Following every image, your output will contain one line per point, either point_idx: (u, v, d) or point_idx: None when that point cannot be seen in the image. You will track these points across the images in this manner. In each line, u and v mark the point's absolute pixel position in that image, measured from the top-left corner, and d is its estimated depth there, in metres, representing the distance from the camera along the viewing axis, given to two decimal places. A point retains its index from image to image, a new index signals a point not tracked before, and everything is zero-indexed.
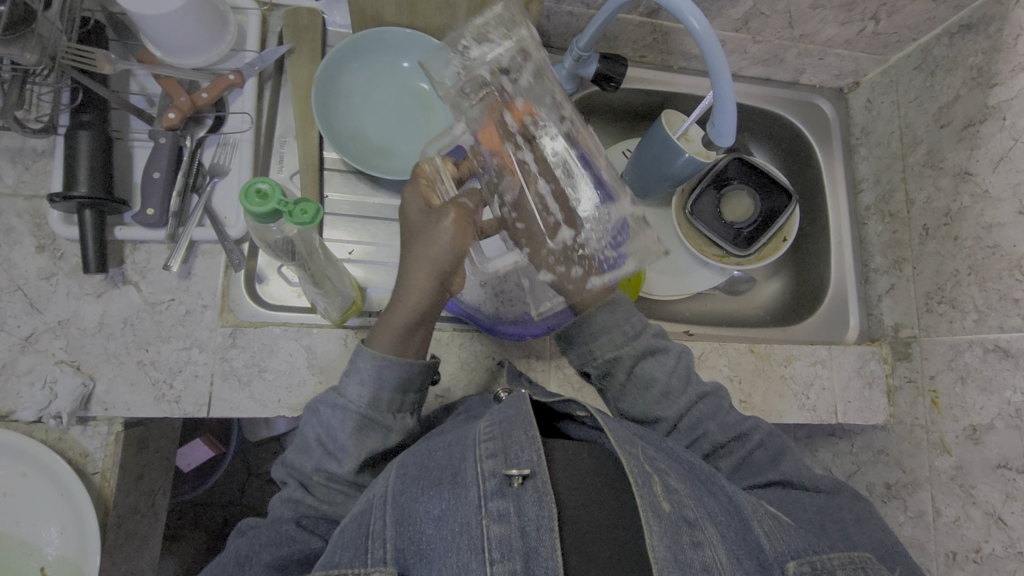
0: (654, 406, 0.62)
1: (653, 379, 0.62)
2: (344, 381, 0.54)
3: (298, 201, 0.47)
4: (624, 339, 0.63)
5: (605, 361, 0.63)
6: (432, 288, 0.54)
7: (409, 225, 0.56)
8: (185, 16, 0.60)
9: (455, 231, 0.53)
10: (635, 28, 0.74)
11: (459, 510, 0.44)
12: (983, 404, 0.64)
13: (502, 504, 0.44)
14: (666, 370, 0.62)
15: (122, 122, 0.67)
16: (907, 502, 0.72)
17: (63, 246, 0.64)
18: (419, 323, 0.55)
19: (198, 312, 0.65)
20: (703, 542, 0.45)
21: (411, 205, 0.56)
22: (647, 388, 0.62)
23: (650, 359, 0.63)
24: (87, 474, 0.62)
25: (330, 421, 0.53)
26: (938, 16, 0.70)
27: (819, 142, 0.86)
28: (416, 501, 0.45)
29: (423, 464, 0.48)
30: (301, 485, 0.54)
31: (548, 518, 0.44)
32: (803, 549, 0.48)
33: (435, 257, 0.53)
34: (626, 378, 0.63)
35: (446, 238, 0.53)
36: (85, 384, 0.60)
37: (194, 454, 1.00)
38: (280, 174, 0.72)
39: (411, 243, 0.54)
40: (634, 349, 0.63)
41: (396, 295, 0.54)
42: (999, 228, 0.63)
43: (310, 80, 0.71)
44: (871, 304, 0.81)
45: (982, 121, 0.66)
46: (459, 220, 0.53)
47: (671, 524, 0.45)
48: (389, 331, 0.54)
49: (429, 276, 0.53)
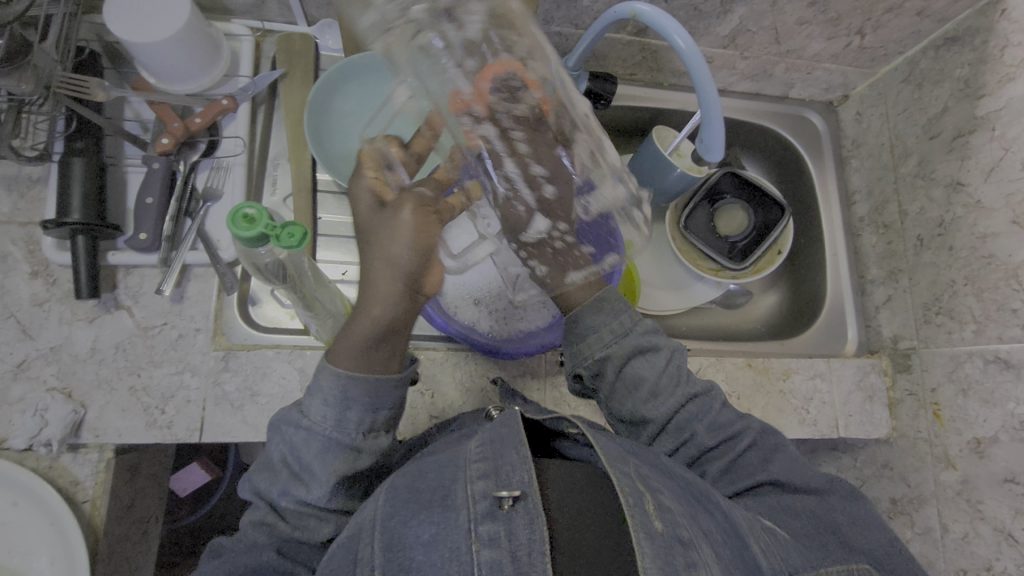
0: (642, 406, 0.61)
1: (642, 377, 0.62)
2: (309, 401, 0.52)
3: (286, 224, 0.46)
4: (612, 338, 0.63)
5: (595, 361, 0.63)
6: (399, 288, 0.54)
7: (366, 225, 0.55)
8: (179, 44, 0.61)
9: (416, 225, 0.54)
10: (624, 47, 0.74)
11: (450, 534, 0.43)
12: (986, 416, 0.63)
13: (493, 527, 0.43)
14: (656, 369, 0.62)
15: (116, 149, 0.67)
16: (915, 518, 0.70)
17: (57, 272, 0.64)
18: (385, 331, 0.53)
19: (191, 336, 0.64)
20: (698, 563, 0.43)
21: (363, 203, 0.56)
22: (636, 388, 0.62)
23: (640, 358, 0.63)
24: (77, 503, 0.61)
25: (292, 441, 0.52)
26: (923, 30, 0.71)
27: (810, 154, 0.86)
28: (405, 526, 0.44)
29: (414, 487, 0.47)
30: (272, 508, 0.53)
31: (540, 541, 0.42)
32: (801, 567, 0.49)
33: (399, 260, 0.53)
34: (614, 378, 0.63)
35: (406, 234, 0.53)
36: (77, 411, 0.60)
37: (191, 478, 1.02)
38: (274, 197, 0.72)
39: (370, 243, 0.54)
40: (624, 348, 0.63)
41: (359, 308, 0.54)
42: (993, 238, 0.63)
43: (302, 103, 0.72)
44: (868, 315, 0.80)
45: (971, 132, 0.66)
46: (417, 214, 0.54)
47: (663, 544, 0.43)
48: (350, 346, 0.52)
49: (396, 277, 0.54)
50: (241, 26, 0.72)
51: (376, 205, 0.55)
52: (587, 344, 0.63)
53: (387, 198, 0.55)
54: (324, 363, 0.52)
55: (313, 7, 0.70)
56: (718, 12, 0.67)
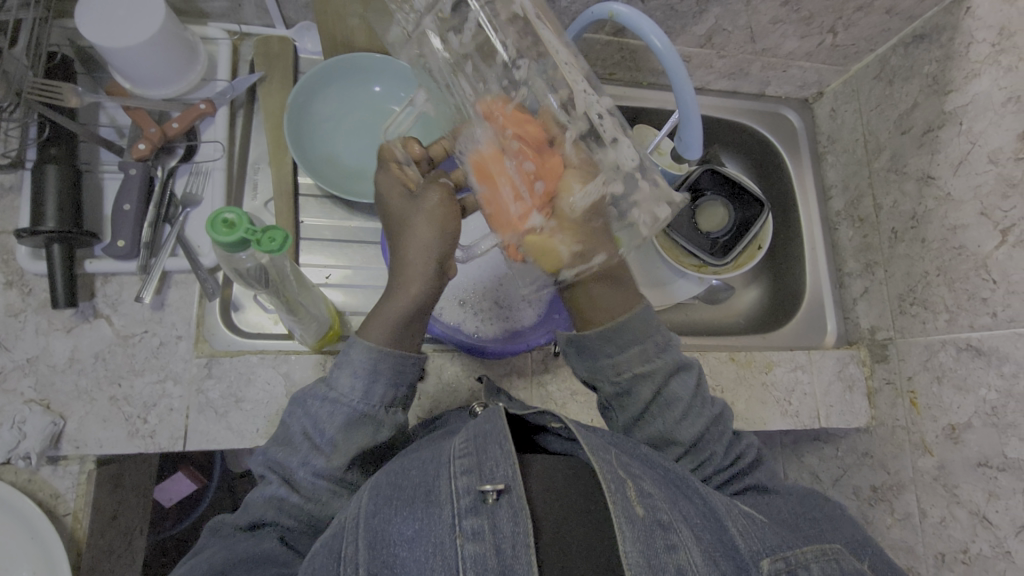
0: (676, 427, 0.59)
1: (676, 398, 0.60)
2: (336, 373, 0.52)
3: (266, 229, 0.46)
4: (653, 354, 0.61)
5: (630, 378, 0.60)
6: (433, 275, 0.54)
7: (396, 215, 0.56)
8: (154, 48, 0.60)
9: (444, 209, 0.54)
10: (603, 47, 0.75)
11: (433, 529, 0.44)
12: (960, 403, 0.64)
13: (476, 521, 0.44)
14: (689, 391, 0.60)
15: (91, 154, 0.66)
16: (894, 504, 0.72)
17: (32, 282, 0.63)
18: (417, 317, 0.54)
19: (173, 343, 0.64)
20: (677, 545, 0.45)
21: (390, 191, 0.57)
22: (669, 406, 0.59)
23: (675, 378, 0.61)
24: (59, 516, 0.60)
25: (317, 413, 0.52)
26: (892, 28, 0.72)
27: (788, 151, 0.88)
28: (389, 523, 0.44)
29: (396, 483, 0.47)
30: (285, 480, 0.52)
31: (524, 534, 0.43)
32: (779, 545, 0.48)
33: (430, 243, 0.53)
34: (650, 399, 0.60)
35: (438, 217, 0.54)
36: (56, 422, 0.59)
37: (176, 487, 1.01)
38: (254, 201, 0.72)
39: (403, 228, 0.55)
40: (664, 365, 0.60)
41: (392, 291, 0.54)
42: (963, 230, 0.65)
43: (282, 107, 0.71)
44: (846, 308, 0.82)
45: (940, 127, 0.68)
46: (445, 198, 0.55)
47: (644, 529, 0.45)
48: (384, 326, 0.53)
49: (428, 262, 0.53)
50: (219, 30, 0.71)
51: (405, 191, 0.56)
52: (622, 360, 0.60)
53: (414, 187, 0.56)
54: (357, 337, 0.53)
55: (291, 9, 0.70)
56: (694, 12, 0.68)
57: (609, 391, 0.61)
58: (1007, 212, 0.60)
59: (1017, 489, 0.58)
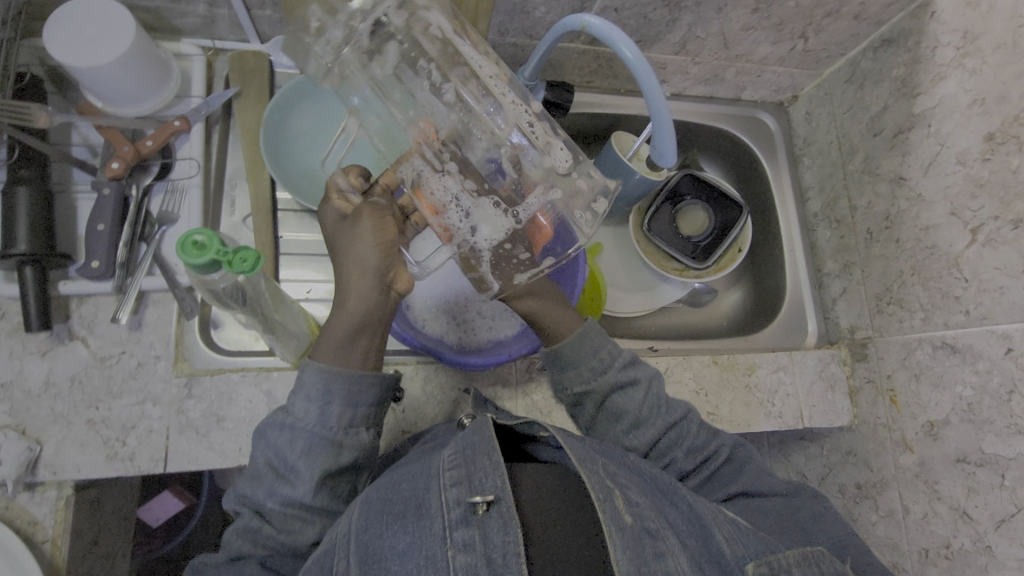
0: (625, 438, 0.62)
1: (624, 409, 0.61)
2: (293, 400, 0.52)
3: (238, 249, 0.45)
4: (591, 375, 0.61)
5: (573, 394, 0.62)
6: (369, 289, 0.53)
7: (333, 241, 0.57)
8: (125, 67, 0.60)
9: (375, 227, 0.54)
10: (579, 56, 0.76)
11: (424, 543, 0.43)
12: (937, 400, 0.65)
13: (467, 532, 0.43)
14: (637, 402, 0.61)
15: (64, 175, 0.65)
16: (878, 501, 0.73)
17: (4, 305, 0.61)
18: (360, 331, 0.53)
19: (151, 364, 0.63)
20: (665, 553, 0.45)
21: (327, 217, 0.57)
22: (617, 418, 0.62)
23: (619, 392, 0.62)
24: (37, 543, 0.59)
25: (278, 443, 0.51)
26: (862, 32, 0.74)
27: (766, 155, 0.89)
28: (381, 538, 0.44)
29: (387, 497, 0.47)
30: (257, 513, 0.51)
31: (515, 543, 0.43)
32: (763, 551, 0.49)
33: (364, 261, 0.53)
34: (595, 412, 0.63)
35: (367, 235, 0.54)
36: (32, 448, 0.58)
37: (163, 507, 0.99)
38: (232, 218, 0.71)
39: (338, 253, 0.55)
40: (602, 385, 0.61)
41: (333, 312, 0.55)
42: (935, 230, 0.66)
43: (258, 122, 0.71)
44: (826, 308, 0.83)
45: (910, 129, 0.69)
46: (376, 216, 0.55)
47: (633, 536, 0.45)
48: (330, 344, 0.53)
49: (363, 279, 0.53)
50: (191, 45, 0.70)
51: (338, 215, 0.57)
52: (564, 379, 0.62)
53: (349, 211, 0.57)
54: (308, 362, 0.53)
55: (265, 24, 0.70)
56: (667, 20, 0.69)
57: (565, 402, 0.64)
58: (976, 211, 0.61)
59: (994, 484, 0.59)
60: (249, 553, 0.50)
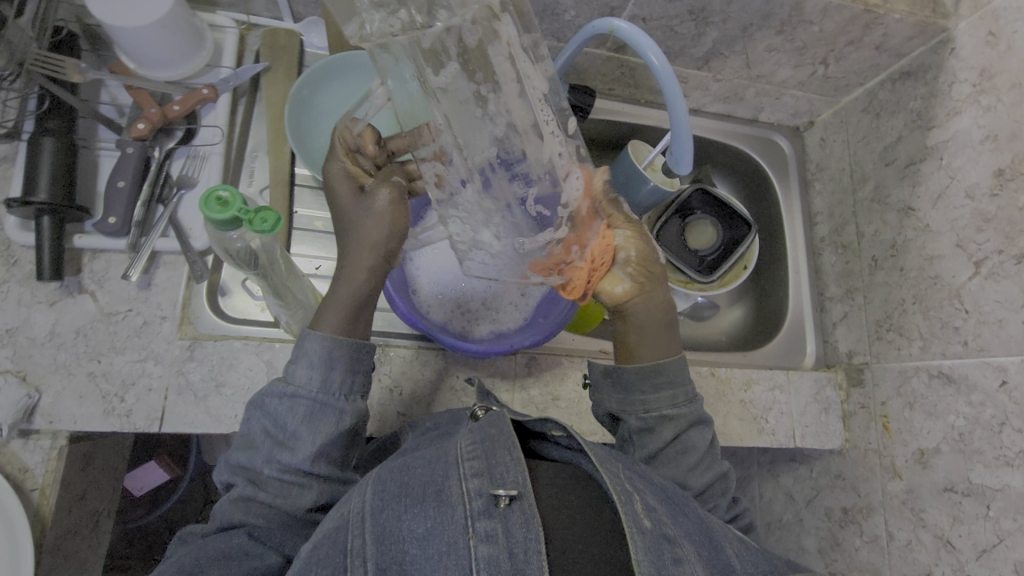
0: (688, 475, 0.60)
1: (692, 446, 0.61)
2: (292, 366, 0.53)
3: (259, 209, 0.46)
4: (682, 401, 0.62)
5: (657, 416, 0.61)
6: (377, 266, 0.56)
7: (341, 208, 0.57)
8: (161, 30, 0.61)
9: (393, 208, 0.55)
10: (603, 62, 0.77)
11: (445, 529, 0.44)
12: (929, 428, 0.66)
13: (489, 524, 0.44)
14: (705, 442, 0.61)
15: (89, 131, 0.66)
16: (863, 527, 0.73)
17: (18, 253, 0.62)
18: (364, 304, 0.56)
19: (156, 324, 0.63)
20: (683, 558, 0.45)
21: (338, 182, 0.57)
22: (682, 454, 0.60)
23: (695, 428, 0.62)
24: (25, 491, 0.59)
25: (277, 411, 0.52)
26: (881, 63, 0.75)
27: (778, 176, 0.90)
28: (399, 520, 0.44)
29: (402, 480, 0.47)
30: (251, 482, 0.51)
31: (535, 541, 0.43)
32: (766, 569, 0.50)
33: (378, 239, 0.55)
34: (669, 439, 0.61)
35: (380, 211, 0.55)
36: (30, 395, 0.58)
37: (148, 476, 0.98)
38: (249, 188, 0.72)
39: (348, 221, 0.56)
40: (688, 415, 0.62)
41: (340, 278, 0.56)
42: (938, 260, 0.67)
43: (285, 97, 0.72)
44: (826, 331, 0.84)
45: (922, 161, 0.71)
46: (391, 194, 0.55)
47: (653, 541, 0.45)
48: (335, 312, 0.55)
49: (374, 255, 0.55)
50: (226, 18, 0.72)
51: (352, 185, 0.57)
52: (653, 399, 0.61)
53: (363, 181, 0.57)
54: (310, 328, 0.54)
55: (300, 4, 0.71)
56: (692, 35, 0.70)
57: (632, 423, 0.62)
58: (981, 245, 0.62)
59: (979, 515, 0.60)
60: (241, 521, 0.50)
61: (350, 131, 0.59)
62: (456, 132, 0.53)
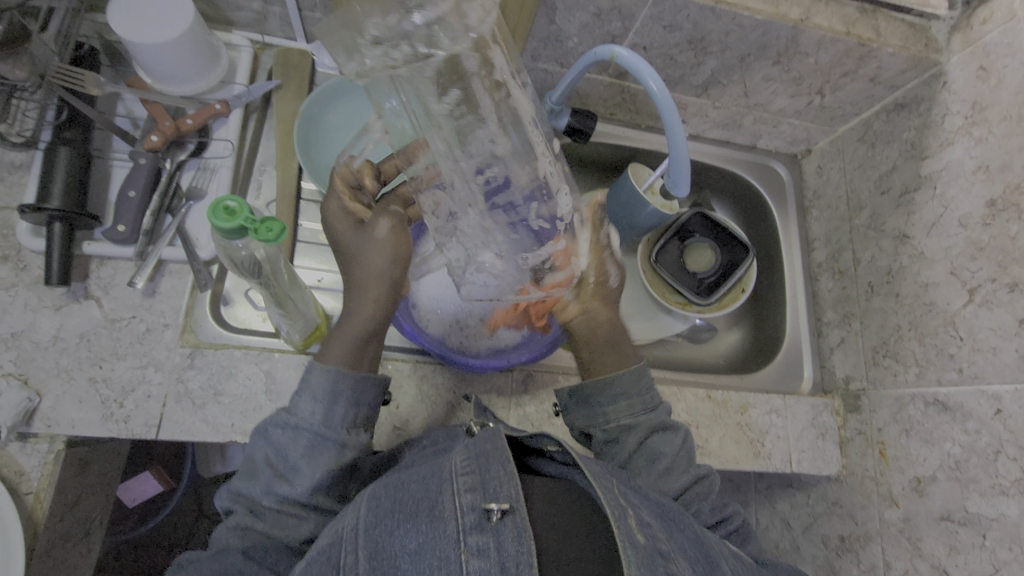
0: (659, 482, 0.59)
1: (661, 452, 0.61)
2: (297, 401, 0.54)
3: (265, 219, 0.47)
4: (641, 410, 0.63)
5: (618, 426, 0.62)
6: (385, 297, 0.59)
7: (345, 244, 0.59)
8: (180, 47, 0.64)
9: (394, 238, 0.59)
10: (605, 88, 0.79)
11: (437, 544, 0.43)
12: (925, 455, 0.66)
13: (481, 538, 0.43)
14: (673, 447, 0.61)
15: (104, 142, 0.68)
16: (860, 555, 0.72)
17: (28, 258, 0.63)
18: (374, 334, 0.58)
19: (158, 331, 0.64)
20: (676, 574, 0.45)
21: (339, 217, 0.59)
22: (653, 460, 0.60)
23: (659, 434, 0.62)
24: (20, 495, 0.59)
25: (279, 441, 0.52)
26: (875, 95, 0.77)
27: (776, 202, 0.91)
28: (391, 535, 0.44)
29: (397, 496, 0.47)
30: (250, 511, 0.52)
31: (527, 554, 0.43)
32: None
33: (383, 269, 0.58)
34: (635, 449, 0.61)
35: (383, 245, 0.59)
36: (31, 398, 0.59)
37: (141, 488, 0.97)
38: (256, 201, 0.74)
39: (353, 257, 0.59)
40: (651, 421, 0.62)
41: (349, 312, 0.58)
42: (933, 287, 0.68)
43: (295, 113, 0.74)
44: (823, 357, 0.84)
45: (916, 190, 0.72)
46: (392, 226, 0.59)
47: (647, 556, 0.44)
48: (343, 344, 0.56)
49: (380, 285, 0.58)
50: (242, 38, 0.75)
51: (353, 220, 0.59)
52: (613, 409, 0.63)
53: (364, 213, 0.60)
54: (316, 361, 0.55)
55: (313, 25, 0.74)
56: (692, 63, 0.72)
57: (597, 435, 0.63)
58: (974, 273, 0.63)
59: (976, 544, 0.59)
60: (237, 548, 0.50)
61: (348, 168, 0.60)
62: (457, 157, 0.55)
